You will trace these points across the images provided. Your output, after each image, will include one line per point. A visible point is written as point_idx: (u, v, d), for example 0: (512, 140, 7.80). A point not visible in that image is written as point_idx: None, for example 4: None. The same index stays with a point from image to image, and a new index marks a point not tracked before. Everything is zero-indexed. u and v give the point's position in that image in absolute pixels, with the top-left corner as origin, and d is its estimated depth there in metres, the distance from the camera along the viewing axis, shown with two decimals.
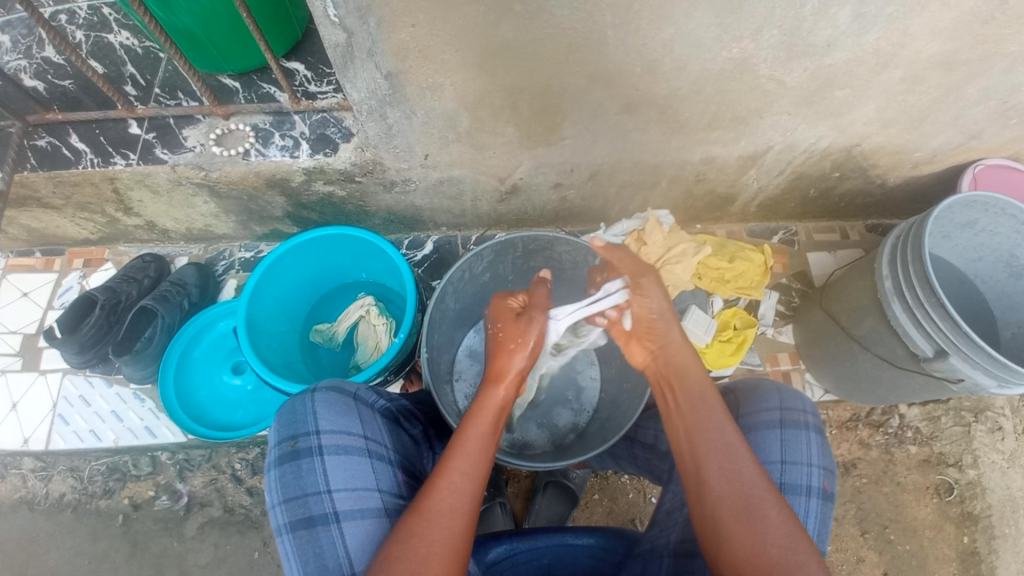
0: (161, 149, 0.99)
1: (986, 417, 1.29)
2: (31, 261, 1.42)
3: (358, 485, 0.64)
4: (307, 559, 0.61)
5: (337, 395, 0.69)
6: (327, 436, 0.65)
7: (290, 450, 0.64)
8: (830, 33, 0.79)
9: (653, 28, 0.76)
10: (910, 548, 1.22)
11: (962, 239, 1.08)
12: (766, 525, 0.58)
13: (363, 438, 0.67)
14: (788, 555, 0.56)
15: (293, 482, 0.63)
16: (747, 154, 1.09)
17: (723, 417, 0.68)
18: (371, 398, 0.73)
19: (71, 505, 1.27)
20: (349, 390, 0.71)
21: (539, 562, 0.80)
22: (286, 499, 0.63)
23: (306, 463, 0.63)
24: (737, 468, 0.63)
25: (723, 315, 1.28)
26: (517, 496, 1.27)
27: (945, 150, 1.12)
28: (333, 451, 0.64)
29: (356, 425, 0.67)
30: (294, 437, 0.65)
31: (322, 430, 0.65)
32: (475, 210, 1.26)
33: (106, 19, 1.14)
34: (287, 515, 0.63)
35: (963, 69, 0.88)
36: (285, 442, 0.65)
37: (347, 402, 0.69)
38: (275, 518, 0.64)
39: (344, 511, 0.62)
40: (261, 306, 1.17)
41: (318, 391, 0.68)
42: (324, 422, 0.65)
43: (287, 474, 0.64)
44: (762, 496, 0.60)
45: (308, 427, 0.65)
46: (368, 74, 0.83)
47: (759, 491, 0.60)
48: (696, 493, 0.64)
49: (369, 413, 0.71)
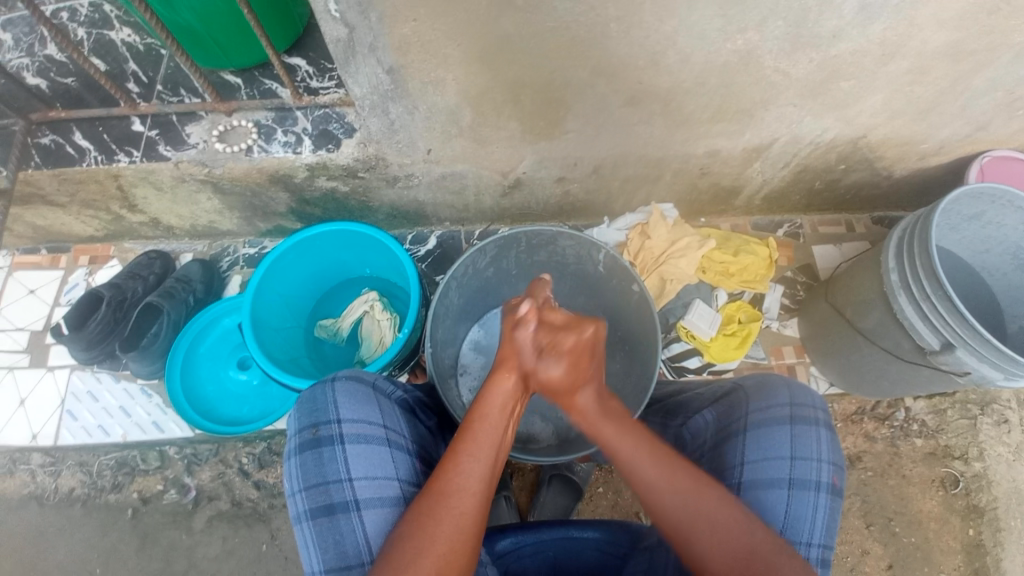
0: (164, 146, 1.00)
1: (992, 410, 1.28)
2: (37, 258, 1.42)
3: (378, 474, 0.65)
4: (328, 546, 0.62)
5: (357, 384, 0.69)
6: (347, 425, 0.65)
7: (312, 438, 0.64)
8: (836, 23, 0.78)
9: (656, 20, 0.75)
10: (915, 541, 1.22)
11: (970, 231, 1.07)
12: (709, 534, 0.61)
13: (383, 427, 0.68)
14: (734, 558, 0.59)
15: (315, 470, 0.63)
16: (752, 147, 1.08)
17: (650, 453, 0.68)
18: (388, 388, 0.74)
19: (81, 499, 1.28)
20: (368, 380, 0.71)
21: (545, 555, 0.81)
22: (307, 486, 0.63)
23: (327, 451, 0.64)
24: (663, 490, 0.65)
25: (727, 309, 1.27)
26: (521, 490, 1.28)
27: (952, 141, 1.11)
28: (353, 439, 0.65)
29: (376, 415, 0.68)
30: (316, 425, 0.65)
31: (343, 419, 0.65)
32: (478, 205, 1.26)
33: (107, 16, 1.14)
34: (308, 502, 0.63)
35: (971, 60, 0.87)
36: (306, 430, 0.65)
37: (366, 392, 0.69)
38: (296, 505, 0.64)
39: (364, 499, 0.63)
40: (267, 303, 1.17)
41: (338, 380, 0.68)
42: (344, 411, 0.66)
43: (308, 461, 0.64)
44: (692, 511, 0.62)
45: (329, 416, 0.65)
46: (369, 69, 0.82)
47: (692, 507, 0.62)
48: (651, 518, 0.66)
49: (387, 403, 0.71)
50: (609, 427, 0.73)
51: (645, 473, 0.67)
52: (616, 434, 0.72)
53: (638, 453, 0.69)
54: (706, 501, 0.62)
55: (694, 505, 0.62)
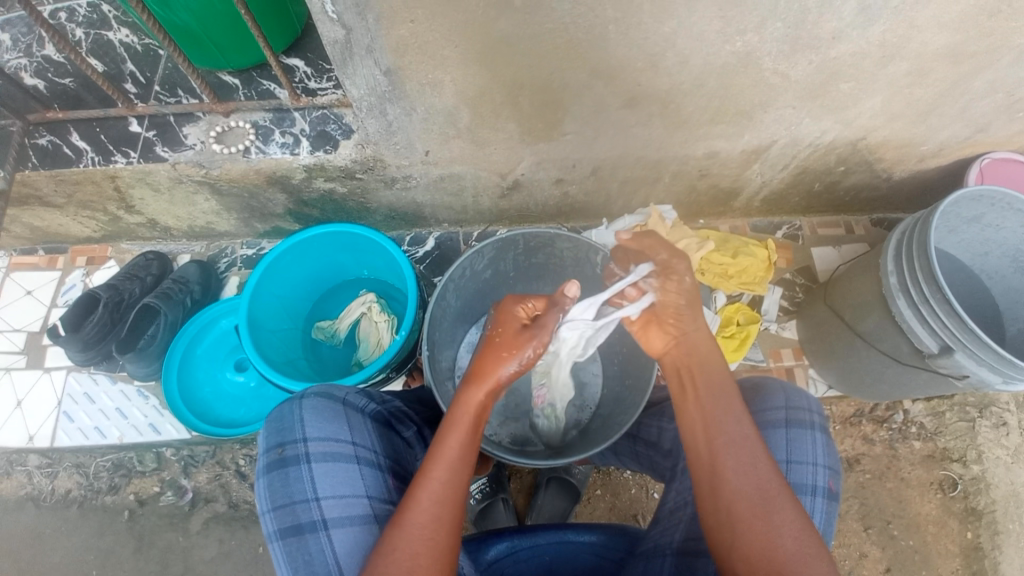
0: (161, 147, 0.99)
1: (991, 412, 1.28)
2: (34, 259, 1.42)
3: (346, 492, 0.65)
4: (297, 566, 0.61)
5: (326, 402, 0.69)
6: (314, 444, 0.65)
7: (278, 458, 0.65)
8: (835, 25, 0.78)
9: (655, 22, 0.75)
10: (913, 544, 1.21)
11: (968, 234, 1.06)
12: (768, 520, 0.59)
13: (351, 444, 0.67)
14: (805, 554, 0.57)
15: (281, 490, 0.63)
16: (751, 149, 1.08)
17: (740, 408, 0.67)
18: (360, 403, 0.73)
19: (77, 501, 1.28)
20: (338, 396, 0.71)
21: (541, 558, 0.80)
22: (274, 507, 0.63)
23: (294, 471, 0.64)
24: (756, 461, 0.62)
25: (726, 311, 1.27)
26: (519, 492, 1.28)
27: (952, 143, 1.10)
28: (320, 458, 0.65)
29: (344, 432, 0.68)
30: (281, 445, 0.65)
31: (309, 437, 0.65)
32: (476, 207, 1.26)
33: (105, 17, 1.13)
34: (276, 522, 0.63)
35: (970, 62, 0.87)
36: (273, 450, 0.65)
37: (334, 409, 0.69)
38: (265, 525, 0.64)
39: (332, 519, 0.62)
40: (263, 304, 1.17)
41: (305, 398, 0.69)
42: (311, 429, 0.66)
43: (275, 482, 0.64)
44: (780, 491, 0.60)
45: (295, 435, 0.65)
46: (367, 71, 0.82)
47: (774, 488, 0.60)
48: (707, 475, 0.64)
49: (358, 419, 0.71)
50: (716, 365, 0.72)
51: (729, 429, 0.65)
52: (718, 377, 0.71)
53: (733, 401, 0.68)
54: (782, 497, 0.60)
55: (769, 484, 0.61)
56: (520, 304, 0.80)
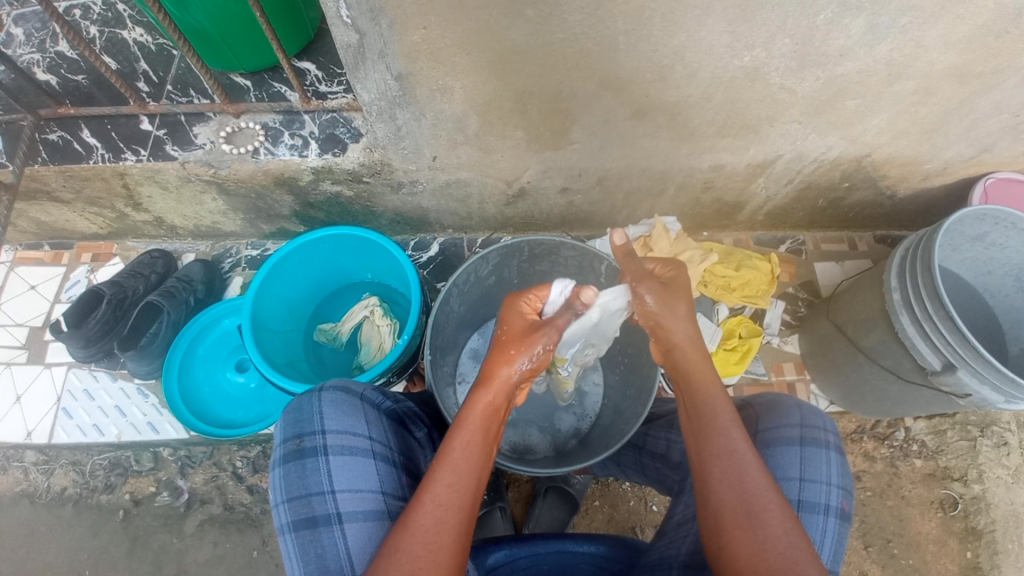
0: (171, 146, 1.00)
1: (992, 431, 1.27)
2: (39, 254, 1.42)
3: (363, 487, 0.65)
4: (309, 559, 0.61)
5: (344, 395, 0.69)
6: (332, 436, 0.65)
7: (296, 449, 0.64)
8: (843, 42, 0.78)
9: (664, 34, 0.76)
10: (913, 563, 1.21)
11: (972, 252, 1.06)
12: (754, 535, 0.58)
13: (368, 439, 0.67)
14: (787, 566, 0.55)
15: (298, 482, 0.63)
16: (756, 163, 1.09)
17: (730, 423, 0.66)
18: (377, 399, 0.73)
19: (73, 498, 1.27)
20: (356, 391, 0.71)
21: (539, 568, 0.80)
22: (290, 498, 0.63)
23: (311, 462, 0.64)
24: (743, 475, 0.62)
25: (728, 323, 1.28)
26: (517, 501, 1.28)
27: (956, 162, 1.11)
28: (338, 451, 0.65)
29: (362, 426, 0.68)
30: (300, 436, 0.65)
31: (327, 430, 0.65)
32: (482, 213, 1.26)
33: (120, 15, 1.15)
34: (291, 514, 0.63)
35: (976, 82, 0.88)
36: (290, 441, 0.65)
37: (353, 402, 0.69)
38: (278, 517, 0.64)
39: (347, 513, 0.62)
40: (267, 305, 1.17)
41: (325, 391, 0.68)
42: (330, 422, 0.66)
43: (292, 473, 0.64)
44: (767, 505, 0.59)
45: (313, 427, 0.65)
46: (378, 75, 0.83)
47: (763, 500, 0.60)
48: (700, 496, 0.64)
49: (374, 414, 0.71)
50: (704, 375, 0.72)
51: (722, 447, 0.64)
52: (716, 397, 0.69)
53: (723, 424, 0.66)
54: (768, 512, 0.59)
55: (756, 500, 0.60)
56: (522, 300, 0.79)
